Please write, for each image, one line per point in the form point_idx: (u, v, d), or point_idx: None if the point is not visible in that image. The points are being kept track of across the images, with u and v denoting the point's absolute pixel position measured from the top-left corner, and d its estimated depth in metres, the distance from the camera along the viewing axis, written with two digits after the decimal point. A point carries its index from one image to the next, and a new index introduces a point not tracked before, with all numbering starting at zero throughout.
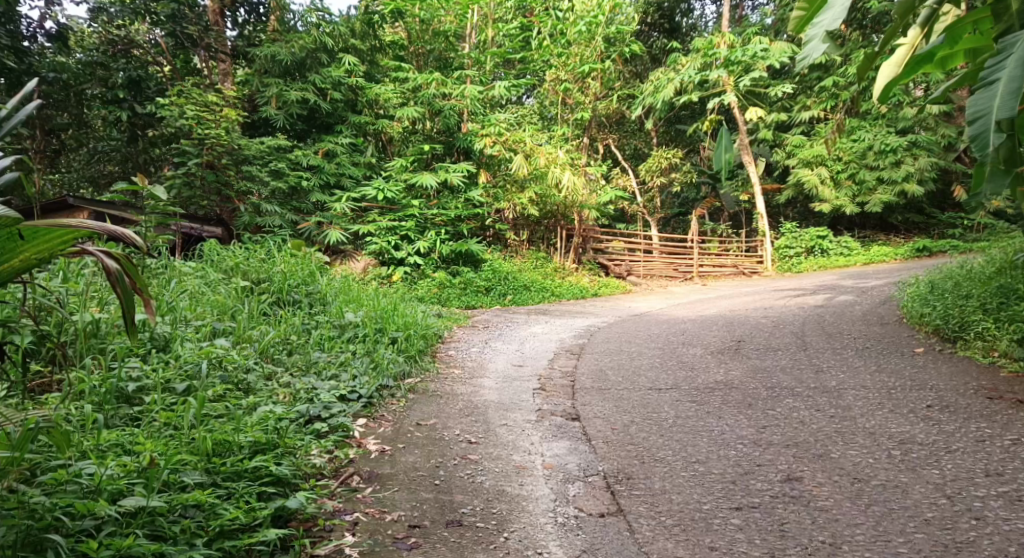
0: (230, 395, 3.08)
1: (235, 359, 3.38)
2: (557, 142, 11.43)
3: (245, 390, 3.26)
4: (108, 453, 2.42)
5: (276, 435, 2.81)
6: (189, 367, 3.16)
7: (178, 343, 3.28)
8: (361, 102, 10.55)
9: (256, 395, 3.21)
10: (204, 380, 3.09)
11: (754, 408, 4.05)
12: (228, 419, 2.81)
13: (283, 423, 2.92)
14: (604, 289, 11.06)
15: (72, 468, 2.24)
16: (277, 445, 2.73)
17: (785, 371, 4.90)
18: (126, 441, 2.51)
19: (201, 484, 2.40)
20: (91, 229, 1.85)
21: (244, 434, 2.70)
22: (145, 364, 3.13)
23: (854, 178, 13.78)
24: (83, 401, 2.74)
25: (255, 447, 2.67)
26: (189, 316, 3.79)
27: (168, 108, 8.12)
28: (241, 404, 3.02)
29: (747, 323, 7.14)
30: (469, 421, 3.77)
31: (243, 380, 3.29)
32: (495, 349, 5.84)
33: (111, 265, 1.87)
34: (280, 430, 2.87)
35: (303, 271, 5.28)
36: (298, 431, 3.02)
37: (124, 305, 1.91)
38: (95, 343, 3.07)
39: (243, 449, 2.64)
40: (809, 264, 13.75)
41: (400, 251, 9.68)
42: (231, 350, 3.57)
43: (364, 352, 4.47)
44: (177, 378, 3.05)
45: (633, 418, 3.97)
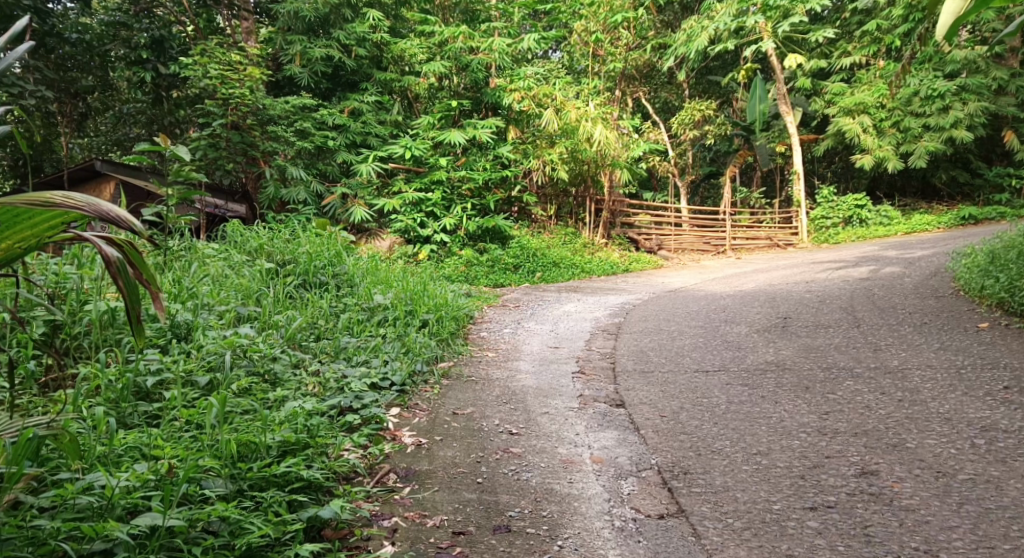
0: (257, 390, 2.89)
1: (260, 347, 3.17)
2: (588, 93, 11.09)
3: (272, 381, 3.06)
4: (123, 459, 2.24)
5: (307, 433, 2.61)
6: (212, 359, 2.96)
7: (199, 331, 3.09)
8: (386, 57, 10.36)
9: (286, 387, 3.02)
10: (228, 373, 2.90)
11: (812, 392, 3.80)
12: (255, 415, 2.61)
13: (315, 419, 2.71)
14: (635, 264, 10.75)
15: (81, 482, 2.06)
16: (308, 445, 2.53)
17: (840, 351, 4.63)
18: (145, 445, 2.32)
19: (225, 495, 2.20)
20: (83, 210, 1.62)
21: (273, 432, 2.50)
22: (165, 356, 2.93)
23: (899, 125, 13.24)
24: (98, 399, 2.54)
25: (284, 448, 2.46)
26: (213, 299, 3.61)
27: (193, 67, 8.10)
28: (269, 398, 2.81)
29: (792, 298, 6.83)
30: (508, 410, 3.56)
31: (270, 371, 3.09)
32: (528, 330, 5.60)
33: (112, 254, 1.63)
34: (313, 427, 2.66)
35: (328, 252, 5.05)
36: (330, 426, 2.82)
37: (127, 300, 1.66)
38: (112, 334, 2.88)
39: (271, 452, 2.43)
40: (847, 234, 13.31)
41: (426, 228, 9.47)
42: (256, 337, 3.37)
43: (395, 336, 4.26)
44: (199, 370, 2.85)
45: (682, 404, 3.72)
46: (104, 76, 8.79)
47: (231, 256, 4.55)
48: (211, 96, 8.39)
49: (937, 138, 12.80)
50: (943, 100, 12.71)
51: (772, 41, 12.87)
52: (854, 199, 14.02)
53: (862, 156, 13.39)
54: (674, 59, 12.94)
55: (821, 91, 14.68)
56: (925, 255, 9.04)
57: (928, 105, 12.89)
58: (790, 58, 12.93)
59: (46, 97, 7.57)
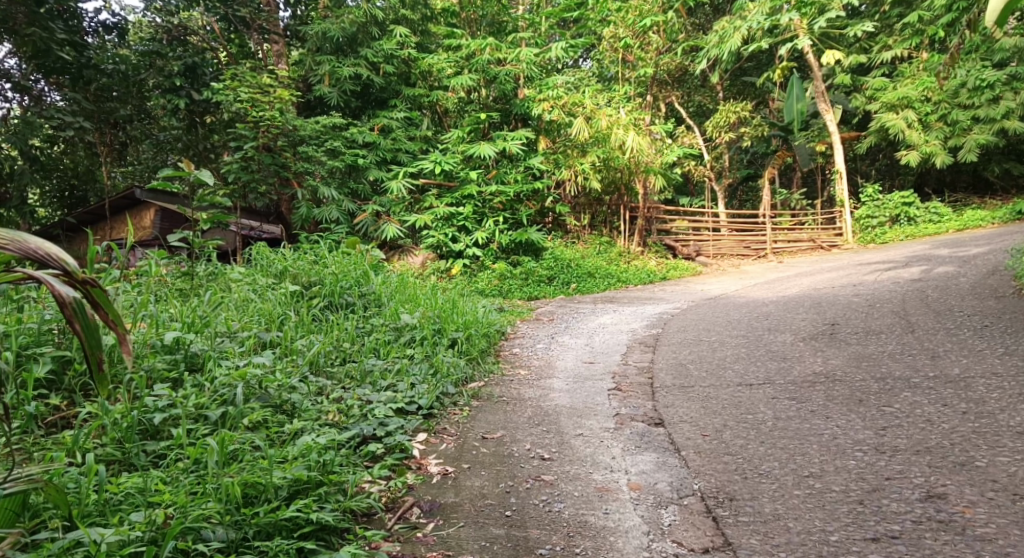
0: (273, 424, 2.80)
1: (277, 377, 3.06)
2: (620, 100, 10.88)
3: (289, 412, 2.96)
4: (122, 508, 2.22)
5: (321, 470, 2.54)
6: (224, 392, 2.86)
7: (213, 361, 3.00)
8: (415, 73, 10.32)
9: (303, 418, 2.91)
10: (243, 405, 2.80)
11: (866, 406, 3.55)
12: (265, 452, 2.54)
13: (330, 454, 2.62)
14: (673, 272, 10.48)
15: (63, 540, 2.04)
16: (323, 483, 2.47)
17: (894, 358, 4.36)
18: (141, 490, 2.29)
19: (226, 544, 2.17)
20: (29, 255, 1.66)
21: (282, 470, 2.44)
22: (177, 389, 2.86)
23: (945, 119, 12.76)
24: (104, 440, 2.51)
25: (295, 487, 2.40)
26: (233, 325, 3.53)
27: (225, 92, 8.16)
28: (284, 432, 2.73)
29: (839, 302, 6.53)
30: (540, 432, 3.39)
31: (287, 401, 2.99)
32: (563, 345, 5.42)
33: (66, 295, 1.67)
34: (328, 462, 2.58)
35: (355, 271, 4.95)
36: (349, 459, 2.72)
37: (86, 341, 1.70)
38: (120, 368, 2.82)
39: (279, 495, 2.37)
40: (894, 233, 12.84)
41: (458, 243, 9.37)
42: (274, 364, 3.27)
43: (423, 357, 4.13)
44: (212, 404, 2.77)
45: (725, 421, 3.50)
46: (140, 105, 8.96)
47: (256, 280, 4.48)
48: (242, 119, 8.45)
49: (987, 130, 12.28)
50: (993, 90, 12.21)
51: (808, 38, 12.54)
52: (901, 197, 13.52)
53: (907, 152, 12.94)
54: (706, 61, 12.67)
55: (862, 87, 14.26)
56: (979, 253, 8.62)
57: (976, 96, 12.39)
58: (828, 55, 12.57)
59: (84, 129, 7.73)
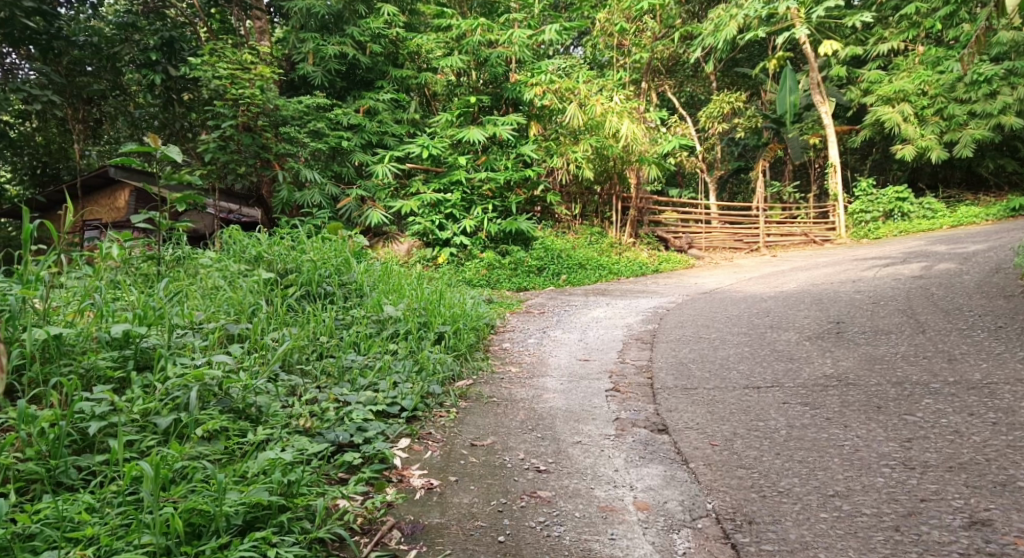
0: (234, 437, 2.52)
1: (241, 378, 2.76)
2: (613, 86, 10.56)
3: (253, 419, 2.66)
4: (40, 543, 1.99)
5: (286, 492, 2.30)
6: (176, 396, 2.57)
7: (165, 358, 2.69)
8: (403, 54, 9.96)
9: (269, 427, 2.62)
10: (199, 413, 2.51)
11: (886, 413, 3.28)
12: (218, 473, 2.28)
13: (296, 472, 2.37)
14: (665, 264, 10.23)
15: None
16: (287, 508, 2.23)
17: (908, 361, 4.11)
18: (63, 521, 2.05)
19: None
20: None
21: (237, 492, 2.20)
22: (122, 393, 2.57)
23: (942, 113, 12.53)
24: (28, 455, 2.25)
25: (249, 517, 2.16)
26: (195, 316, 3.22)
27: (203, 68, 7.76)
28: (244, 445, 2.47)
29: (840, 299, 6.28)
30: (533, 439, 3.10)
31: (252, 406, 2.70)
32: (555, 340, 5.14)
33: None
34: (292, 483, 2.33)
35: (336, 259, 4.62)
36: (319, 477, 2.46)
37: None
38: (53, 369, 2.54)
39: (231, 527, 2.14)
40: (887, 228, 12.65)
41: (445, 231, 9.06)
42: (241, 362, 2.97)
43: (406, 352, 3.82)
44: (162, 410, 2.49)
45: (735, 429, 3.22)
46: (115, 80, 8.51)
47: (225, 266, 4.13)
48: (221, 97, 8.07)
49: (984, 125, 12.10)
50: (990, 84, 12.02)
51: (805, 28, 12.27)
52: (895, 192, 13.33)
53: (902, 146, 12.75)
54: (700, 50, 12.37)
55: (857, 79, 14.04)
56: (977, 250, 8.42)
57: (973, 90, 12.19)
58: (825, 45, 12.32)
59: (54, 103, 7.34)
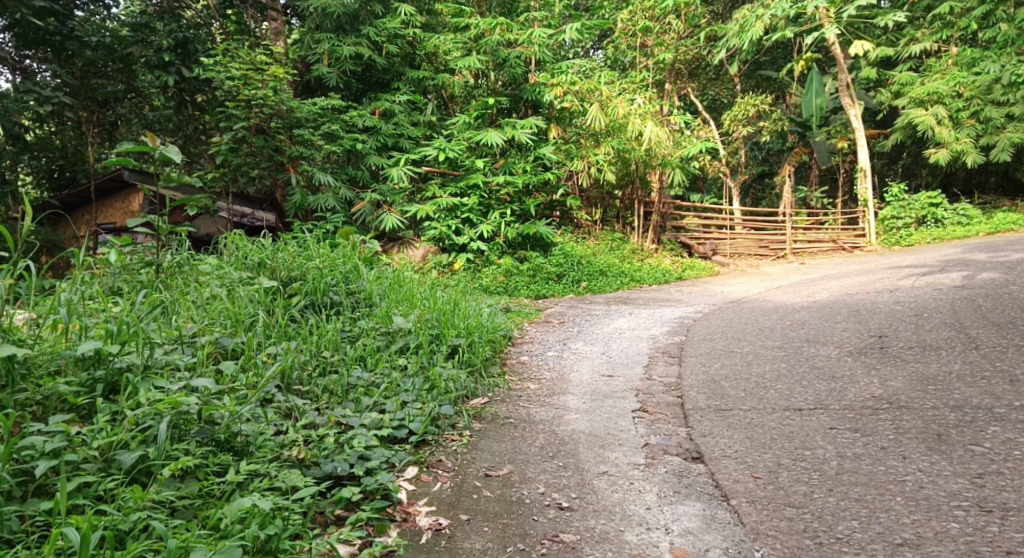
0: (209, 478, 2.28)
1: (227, 403, 2.51)
2: (636, 87, 10.22)
3: (238, 451, 2.42)
4: None
5: (267, 547, 2.06)
6: (147, 428, 2.32)
7: (137, 383, 2.45)
8: (420, 55, 9.70)
9: (254, 462, 2.38)
10: (170, 449, 2.27)
11: (948, 443, 2.95)
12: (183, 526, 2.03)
13: (280, 523, 2.13)
14: (689, 271, 9.88)
15: None
16: None
17: (963, 381, 3.76)
18: None
19: None
20: None
21: (204, 550, 1.96)
22: (87, 422, 2.34)
23: (978, 116, 12.02)
24: None
25: None
26: (182, 332, 2.98)
27: (215, 68, 7.56)
28: (218, 488, 2.22)
29: (880, 310, 5.90)
30: (554, 467, 2.81)
31: (238, 436, 2.45)
32: (575, 353, 4.83)
33: None
34: (275, 533, 2.09)
35: (344, 265, 4.34)
36: (307, 524, 2.21)
37: None
38: (7, 396, 2.31)
39: None
40: (920, 235, 12.19)
41: (462, 236, 8.78)
42: (230, 383, 2.71)
43: (417, 368, 3.54)
44: (131, 444, 2.25)
45: (779, 458, 2.90)
46: (129, 82, 8.34)
47: (225, 274, 3.87)
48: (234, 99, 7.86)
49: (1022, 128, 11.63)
50: None
51: (835, 28, 11.87)
52: (927, 198, 12.89)
53: (935, 150, 12.28)
54: (724, 51, 11.99)
55: (888, 81, 13.60)
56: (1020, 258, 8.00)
57: (1010, 92, 11.69)
58: (854, 46, 11.91)
59: (65, 105, 7.18)
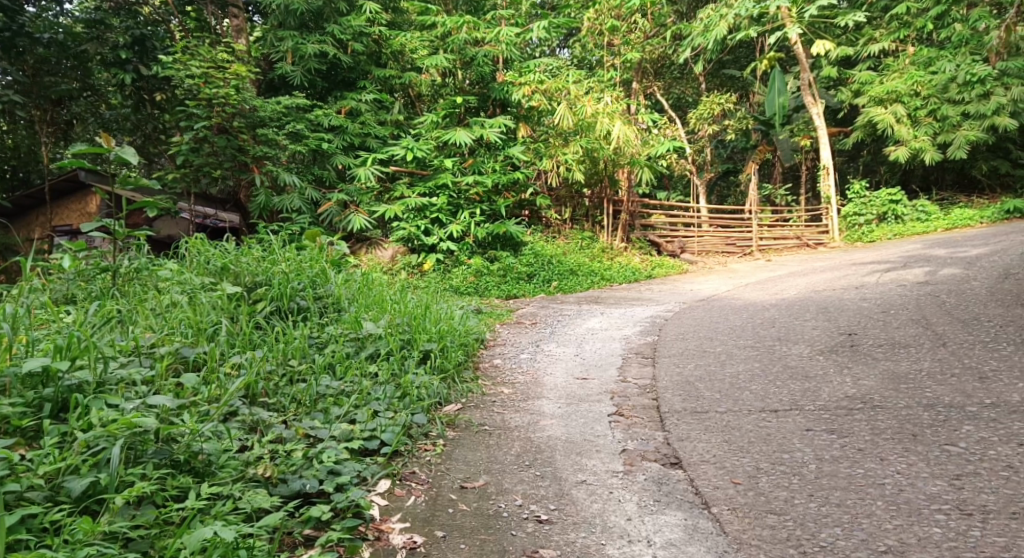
0: (167, 503, 2.17)
1: (185, 421, 2.39)
2: (603, 86, 10.19)
3: (199, 472, 2.31)
4: None
5: None
6: (98, 451, 2.20)
7: (88, 402, 2.32)
8: (386, 53, 9.56)
9: (216, 484, 2.28)
10: (124, 474, 2.15)
11: (924, 443, 2.95)
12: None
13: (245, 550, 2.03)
14: (659, 269, 9.90)
15: None
16: None
17: (934, 379, 3.78)
18: None
19: None
20: None
21: None
22: (35, 445, 2.21)
23: (935, 114, 12.26)
24: None
25: None
26: (139, 345, 2.85)
27: (174, 67, 7.34)
28: (176, 516, 2.10)
29: (848, 307, 5.94)
30: (530, 477, 2.74)
31: (199, 455, 2.34)
32: (549, 355, 4.77)
33: None
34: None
35: (311, 269, 4.23)
36: (275, 549, 2.12)
37: None
38: None
39: None
40: (882, 231, 12.40)
41: (431, 236, 8.67)
42: (190, 399, 2.59)
43: (388, 376, 3.43)
44: (82, 469, 2.13)
45: (758, 462, 2.86)
46: (84, 80, 8.06)
47: (185, 279, 3.72)
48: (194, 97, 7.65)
49: (978, 126, 11.89)
50: (984, 85, 11.77)
51: (798, 27, 11.99)
52: (889, 194, 13.11)
53: (896, 148, 12.49)
54: (690, 50, 12.04)
55: (849, 80, 13.80)
56: (980, 254, 8.15)
57: (966, 91, 11.94)
58: (817, 45, 12.04)
59: (16, 104, 6.92)
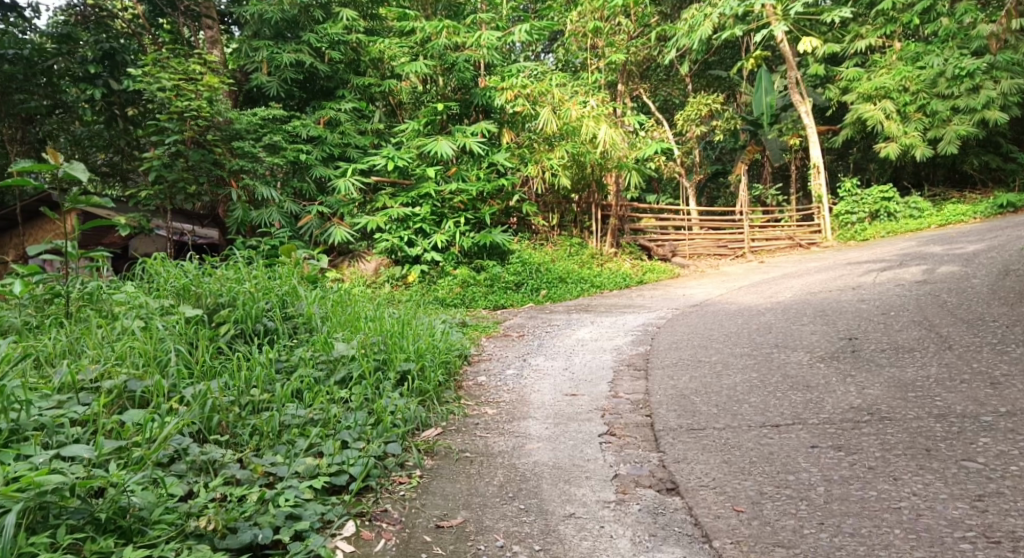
0: None
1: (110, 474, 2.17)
2: (589, 89, 9.97)
3: (126, 533, 2.10)
4: None
5: None
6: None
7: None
8: (365, 61, 9.33)
9: (144, 546, 2.06)
10: (24, 544, 1.90)
11: (940, 459, 2.72)
12: None
13: None
14: (649, 274, 9.68)
15: None
16: None
17: (943, 386, 3.56)
18: None
19: None
20: None
21: None
22: None
23: (924, 109, 12.12)
24: None
25: None
26: (74, 383, 2.63)
27: (143, 80, 7.10)
28: None
29: (847, 310, 5.73)
30: (514, 512, 2.52)
31: (128, 511, 2.12)
32: (536, 370, 4.53)
33: None
34: None
35: (280, 287, 3.98)
36: None
37: None
38: None
39: None
40: (874, 229, 12.24)
41: (415, 247, 8.42)
42: (121, 445, 2.37)
43: (360, 401, 3.19)
44: None
45: (762, 486, 2.63)
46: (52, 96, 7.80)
47: (141, 303, 3.46)
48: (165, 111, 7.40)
49: (968, 120, 11.74)
50: (972, 79, 11.61)
51: (783, 25, 11.84)
52: (880, 192, 12.95)
53: (885, 145, 12.34)
54: (675, 51, 11.87)
55: (836, 77, 13.66)
56: (977, 250, 7.96)
57: (955, 85, 11.78)
58: (803, 42, 11.86)
59: None
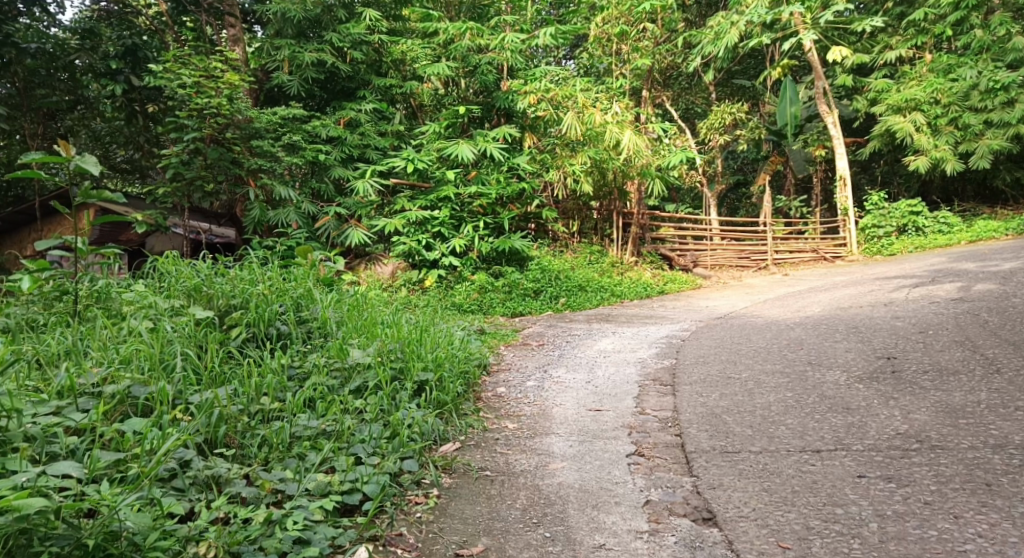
0: None
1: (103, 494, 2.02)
2: (612, 94, 9.78)
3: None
4: None
5: None
6: None
7: None
8: (387, 62, 9.18)
9: None
10: None
11: (1003, 496, 2.50)
12: None
13: None
14: (671, 284, 9.46)
15: None
16: None
17: (996, 413, 3.33)
18: None
19: None
20: None
21: None
22: None
23: (956, 122, 11.81)
24: None
25: None
26: (73, 388, 2.49)
27: (162, 76, 7.01)
28: None
29: (882, 327, 5.48)
30: (538, 540, 2.35)
31: (120, 535, 1.95)
32: (558, 382, 4.33)
33: None
34: None
35: (296, 289, 3.82)
36: None
37: None
38: None
39: None
40: (902, 244, 11.95)
41: (432, 251, 8.25)
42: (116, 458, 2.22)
43: (375, 412, 3.01)
44: None
45: (808, 519, 2.42)
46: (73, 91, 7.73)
47: (149, 303, 3.31)
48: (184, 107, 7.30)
49: (1001, 135, 11.42)
50: (1007, 92, 11.29)
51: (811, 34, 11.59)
52: (908, 205, 12.64)
53: (915, 158, 12.06)
54: (701, 59, 11.65)
55: (864, 88, 13.38)
56: (1013, 268, 7.68)
57: (988, 98, 11.46)
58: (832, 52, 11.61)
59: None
